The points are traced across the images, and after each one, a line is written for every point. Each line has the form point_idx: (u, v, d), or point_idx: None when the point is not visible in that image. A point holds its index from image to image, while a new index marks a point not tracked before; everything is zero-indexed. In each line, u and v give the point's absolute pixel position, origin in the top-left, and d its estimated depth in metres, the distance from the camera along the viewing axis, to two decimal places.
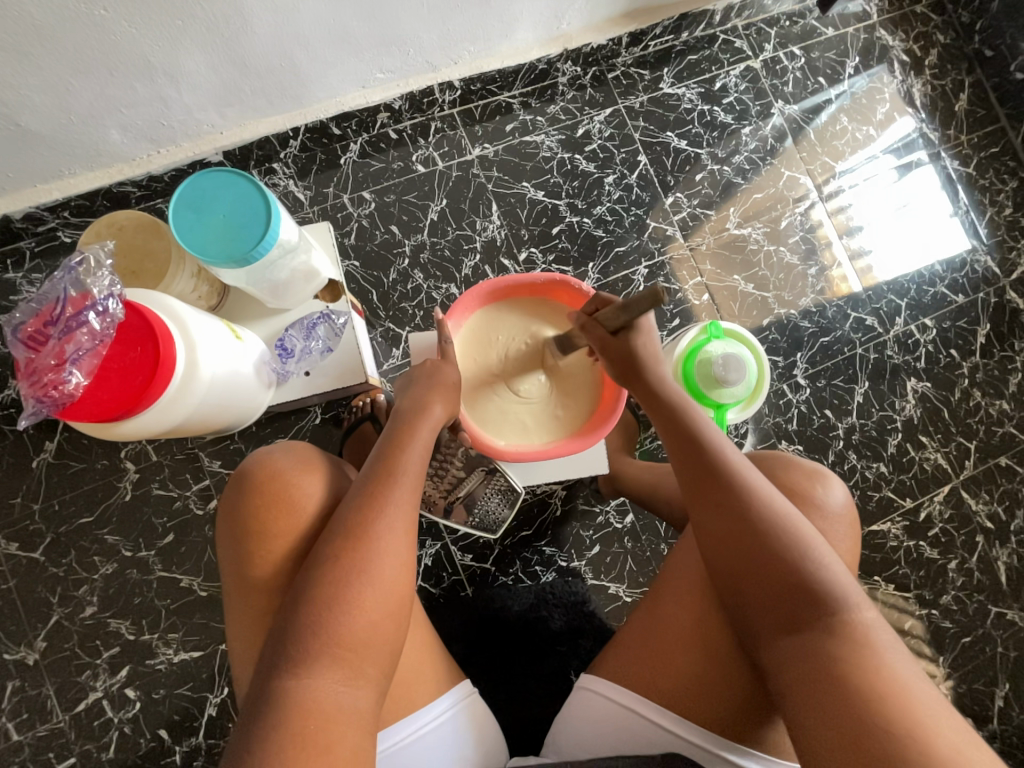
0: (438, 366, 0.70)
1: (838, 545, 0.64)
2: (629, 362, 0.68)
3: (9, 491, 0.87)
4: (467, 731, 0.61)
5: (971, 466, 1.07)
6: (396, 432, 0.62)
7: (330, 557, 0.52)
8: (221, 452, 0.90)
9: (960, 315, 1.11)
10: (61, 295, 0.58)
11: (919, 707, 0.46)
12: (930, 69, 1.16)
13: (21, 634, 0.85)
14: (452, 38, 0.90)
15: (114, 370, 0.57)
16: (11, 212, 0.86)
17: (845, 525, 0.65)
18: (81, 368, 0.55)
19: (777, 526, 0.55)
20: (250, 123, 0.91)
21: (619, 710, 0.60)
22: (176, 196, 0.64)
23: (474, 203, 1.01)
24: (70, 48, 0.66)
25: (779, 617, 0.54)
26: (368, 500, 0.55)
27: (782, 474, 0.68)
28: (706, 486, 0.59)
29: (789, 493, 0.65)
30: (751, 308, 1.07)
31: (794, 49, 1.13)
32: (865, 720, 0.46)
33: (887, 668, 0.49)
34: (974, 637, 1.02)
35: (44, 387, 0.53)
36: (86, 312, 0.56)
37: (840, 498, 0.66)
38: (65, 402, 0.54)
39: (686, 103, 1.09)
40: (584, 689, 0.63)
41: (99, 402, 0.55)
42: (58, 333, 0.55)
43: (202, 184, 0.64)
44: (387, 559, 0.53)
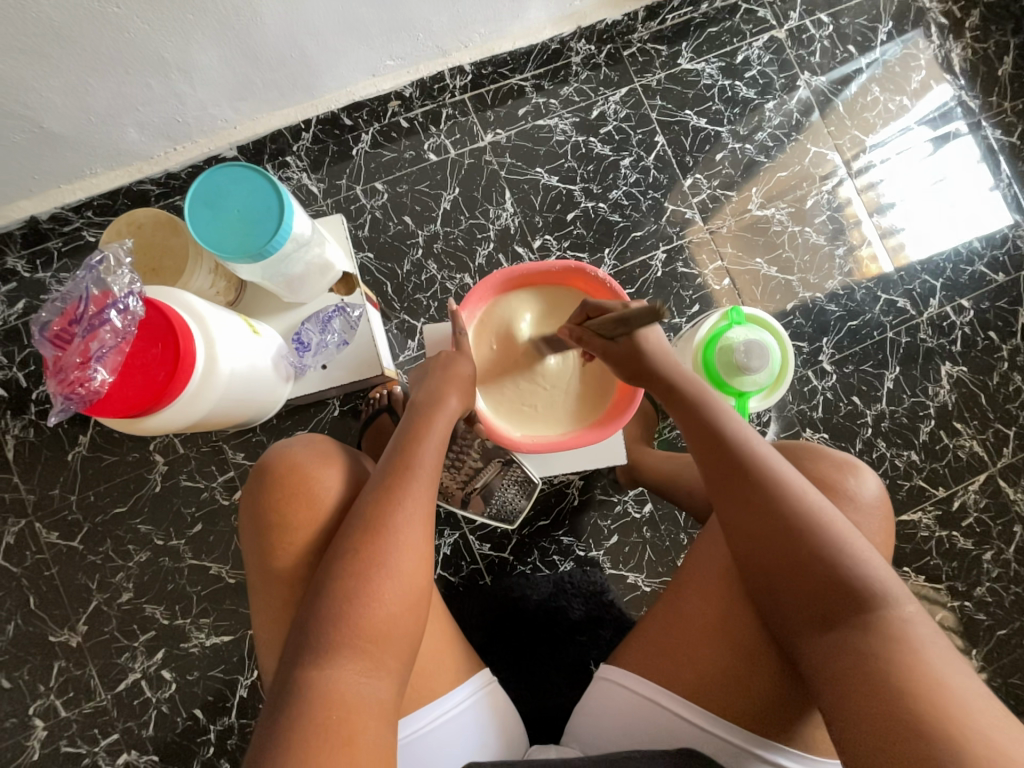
0: (453, 358, 0.70)
1: (871, 538, 0.62)
2: (636, 362, 0.66)
3: (48, 483, 0.91)
4: (486, 721, 0.62)
5: (1010, 454, 1.03)
6: (412, 426, 0.62)
7: (350, 551, 0.53)
8: (244, 445, 0.92)
9: (1000, 295, 1.05)
10: (83, 294, 0.59)
11: (960, 706, 0.45)
12: (971, 31, 1.09)
13: (64, 618, 0.89)
14: (461, 20, 0.88)
15: (137, 367, 0.58)
16: (38, 213, 0.89)
17: (879, 517, 0.63)
18: (105, 366, 0.56)
19: (805, 520, 0.54)
20: (262, 116, 0.91)
21: (639, 701, 0.60)
22: (191, 193, 0.64)
23: (487, 191, 0.99)
24: (86, 49, 0.67)
25: (805, 611, 0.53)
26: (386, 494, 0.56)
27: (811, 465, 0.66)
28: (730, 478, 0.58)
29: (818, 485, 0.63)
30: (774, 292, 1.04)
31: (822, 16, 1.07)
32: (897, 717, 0.45)
33: (924, 666, 0.47)
34: (1010, 630, 0.98)
35: (70, 384, 0.55)
36: (107, 310, 0.57)
37: (873, 489, 0.64)
38: (92, 399, 0.55)
39: (705, 79, 1.04)
40: (603, 680, 0.64)
41: (123, 399, 0.57)
42: (81, 332, 0.57)
43: (215, 180, 0.64)
44: (405, 552, 0.53)
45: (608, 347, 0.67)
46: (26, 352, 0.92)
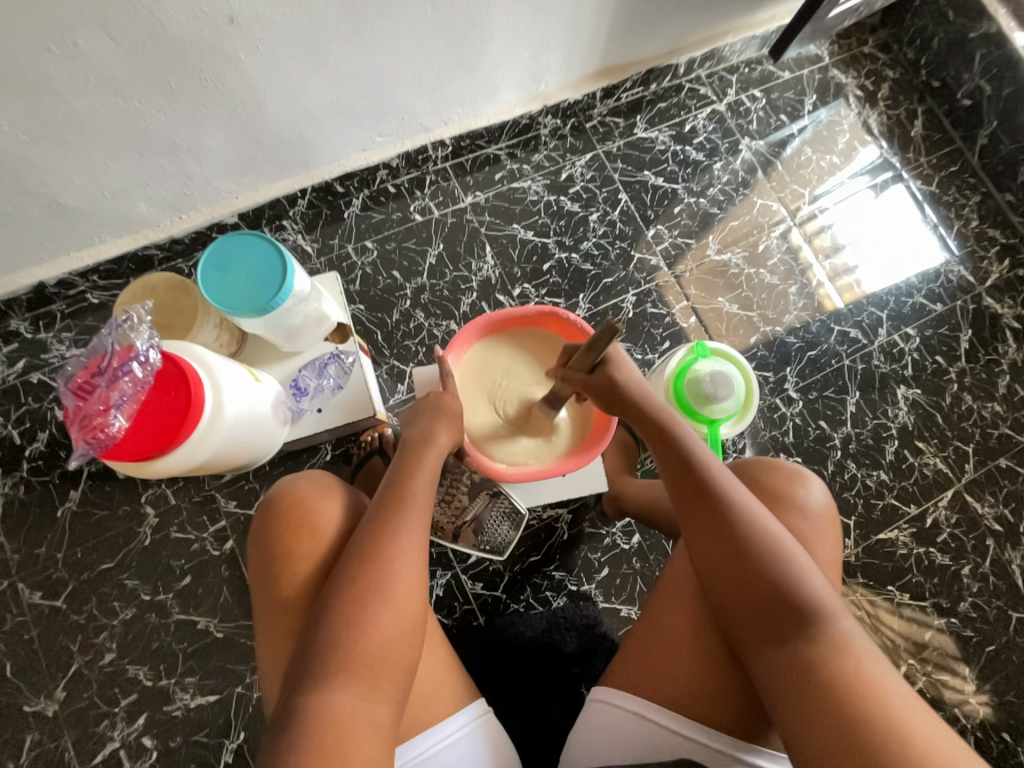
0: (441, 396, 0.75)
1: (822, 543, 0.66)
2: (610, 393, 0.70)
3: (34, 542, 0.90)
4: (483, 747, 0.61)
5: (972, 469, 1.10)
6: (405, 462, 0.66)
7: (344, 581, 0.55)
8: (236, 493, 0.93)
9: (940, 323, 1.16)
10: (106, 348, 0.62)
11: (903, 712, 0.48)
12: (884, 101, 1.26)
13: (41, 685, 0.86)
14: (442, 104, 1.00)
15: (151, 415, 0.61)
16: (45, 279, 0.94)
17: (826, 527, 0.67)
18: (123, 412, 0.59)
19: (768, 536, 0.58)
20: (262, 187, 1.00)
21: (633, 719, 0.60)
22: (203, 259, 0.71)
23: (469, 246, 1.09)
24: (106, 137, 0.75)
25: (771, 624, 0.55)
26: (381, 524, 0.59)
27: (763, 477, 0.70)
28: (698, 499, 0.62)
29: (774, 496, 0.68)
30: (737, 328, 1.13)
31: (755, 92, 1.23)
32: (853, 711, 0.48)
33: (872, 670, 0.51)
34: (999, 646, 1.03)
35: (91, 432, 0.57)
36: (129, 363, 0.61)
37: (819, 496, 0.69)
38: (110, 445, 0.58)
39: (659, 145, 1.18)
40: (595, 703, 0.64)
41: (138, 445, 0.59)
42: (103, 383, 0.60)
43: (225, 247, 0.71)
44: (398, 577, 0.55)
45: (587, 379, 0.70)
46: (23, 409, 0.94)
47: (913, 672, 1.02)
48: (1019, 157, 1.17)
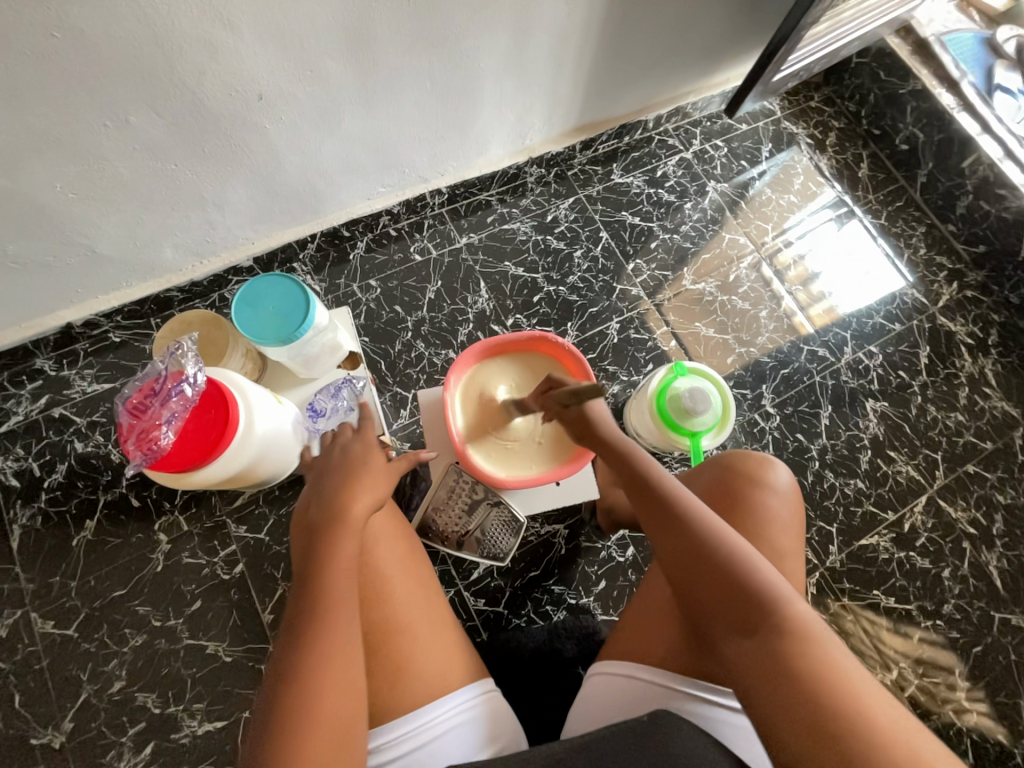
0: (347, 455, 0.71)
1: (788, 520, 0.73)
2: (582, 423, 0.76)
3: (49, 572, 0.93)
4: (484, 724, 0.62)
5: (943, 475, 1.17)
6: (319, 532, 0.61)
7: (279, 670, 0.54)
8: (246, 518, 0.98)
9: (900, 340, 1.26)
10: (159, 371, 0.69)
11: (864, 695, 0.50)
12: (832, 146, 1.42)
13: (49, 716, 0.87)
14: (439, 158, 1.12)
15: (194, 430, 0.67)
16: (73, 320, 1.01)
17: (792, 502, 0.74)
18: (173, 426, 0.64)
19: (718, 539, 0.61)
20: (276, 233, 1.10)
21: (625, 682, 0.65)
22: (236, 298, 0.79)
23: (465, 282, 1.18)
24: (143, 195, 0.85)
25: (736, 619, 0.57)
26: (307, 598, 0.57)
27: (738, 463, 0.77)
28: (654, 508, 0.66)
29: (746, 478, 0.75)
30: (714, 350, 1.22)
31: (717, 141, 1.38)
32: (818, 705, 0.50)
33: (839, 664, 0.52)
34: (985, 647, 1.07)
35: (143, 445, 0.63)
36: (179, 383, 0.67)
37: (786, 479, 0.75)
38: (158, 457, 0.63)
39: (635, 189, 1.31)
40: (594, 677, 0.69)
41: (182, 457, 0.65)
42: (155, 401, 0.66)
43: (256, 287, 0.79)
44: (334, 599, 0.57)
45: (562, 413, 0.76)
46: (44, 442, 0.99)
47: (906, 676, 1.05)
48: (955, 193, 1.31)
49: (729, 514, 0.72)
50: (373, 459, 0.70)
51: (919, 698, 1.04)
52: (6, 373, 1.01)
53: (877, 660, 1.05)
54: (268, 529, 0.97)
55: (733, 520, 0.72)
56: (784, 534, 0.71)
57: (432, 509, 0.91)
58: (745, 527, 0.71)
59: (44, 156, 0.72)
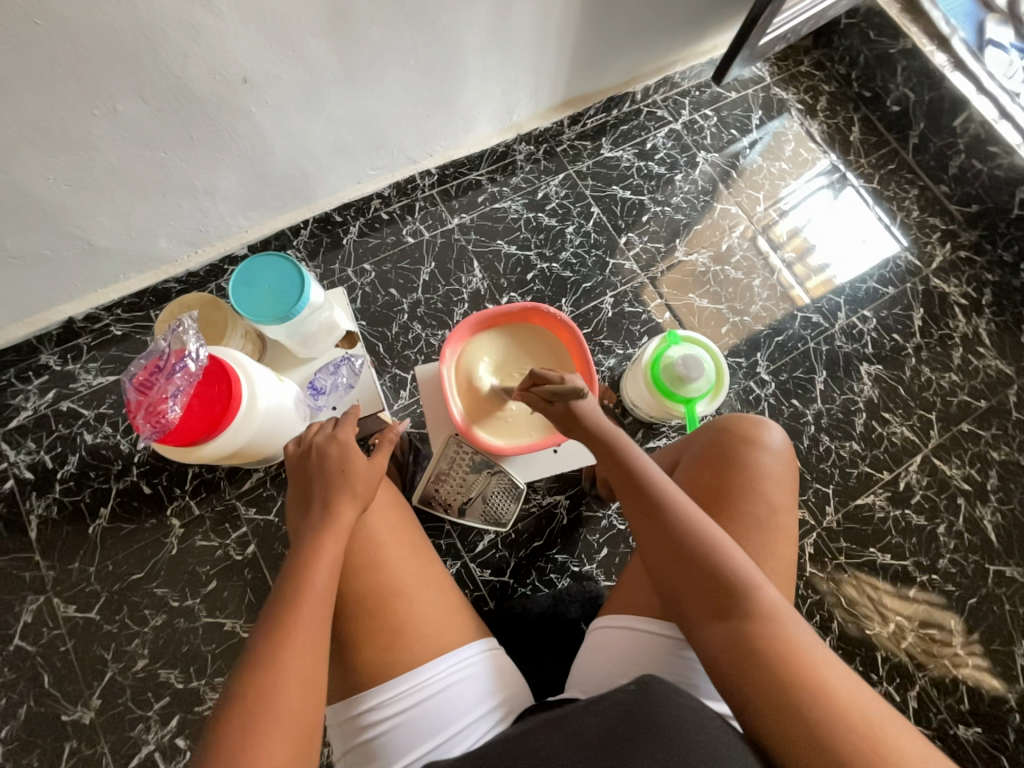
0: (322, 454, 0.67)
1: (781, 480, 0.72)
2: (581, 407, 0.73)
3: (68, 558, 0.96)
4: (487, 684, 0.64)
5: (937, 434, 1.19)
6: (303, 536, 0.61)
7: (247, 668, 0.52)
8: (255, 500, 1.00)
9: (894, 304, 1.27)
10: (163, 347, 0.70)
11: (826, 675, 0.50)
12: (823, 111, 1.41)
13: (78, 694, 0.90)
14: (426, 137, 1.11)
15: (200, 405, 0.69)
16: (74, 314, 1.03)
17: (785, 458, 0.74)
18: (178, 401, 0.66)
19: (692, 525, 0.60)
20: (268, 221, 1.10)
21: (622, 634, 0.67)
22: (232, 278, 0.81)
23: (458, 262, 1.19)
24: (135, 184, 0.85)
25: (704, 602, 0.56)
26: (283, 598, 0.56)
27: (734, 426, 0.76)
28: (635, 488, 0.65)
29: (740, 441, 0.74)
30: (709, 320, 1.23)
31: (707, 110, 1.37)
32: (780, 687, 0.50)
33: (803, 646, 0.52)
34: (980, 597, 1.10)
35: (150, 418, 0.65)
36: (183, 360, 0.68)
37: (780, 439, 0.75)
38: (164, 431, 0.65)
39: (624, 162, 1.31)
40: (595, 632, 0.70)
41: (188, 431, 0.67)
42: (161, 376, 0.67)
43: (252, 267, 0.81)
44: (317, 586, 0.57)
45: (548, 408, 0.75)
46: (54, 435, 1.02)
47: (903, 629, 1.08)
48: (948, 152, 1.31)
49: (724, 476, 0.71)
50: (352, 458, 0.66)
51: (916, 649, 1.07)
52: (12, 370, 1.03)
53: (874, 615, 1.08)
54: (277, 510, 1.00)
55: (729, 476, 0.71)
56: (778, 489, 0.71)
57: (435, 480, 0.94)
58: (739, 482, 0.70)
59: (35, 147, 0.73)
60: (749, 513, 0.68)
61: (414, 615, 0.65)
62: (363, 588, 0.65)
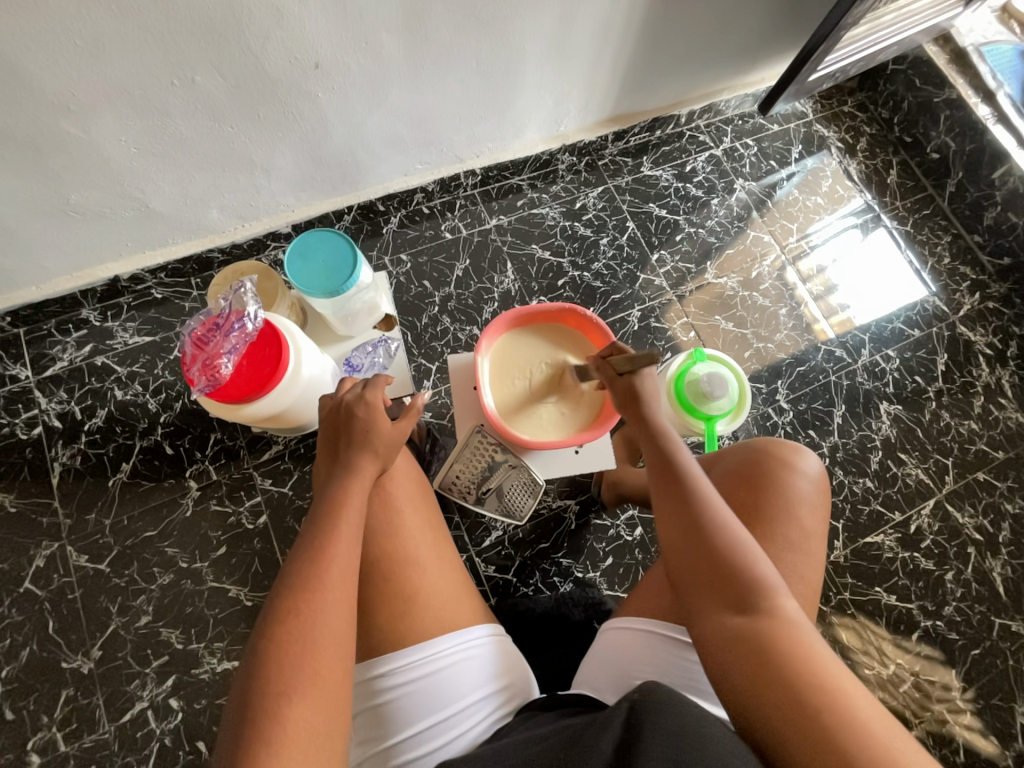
0: (351, 412, 0.67)
1: (814, 507, 0.72)
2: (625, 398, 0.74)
3: (85, 509, 0.98)
4: (492, 665, 0.65)
5: (952, 480, 1.18)
6: (330, 493, 0.62)
7: (273, 613, 0.53)
8: (272, 472, 1.02)
9: (918, 346, 1.28)
10: (225, 304, 0.73)
11: (840, 689, 0.49)
12: (863, 152, 1.43)
13: (80, 643, 0.92)
14: (476, 138, 1.14)
15: (251, 363, 0.73)
16: (120, 273, 1.06)
17: (819, 486, 0.74)
18: (233, 359, 0.69)
19: (720, 525, 0.60)
20: (315, 203, 1.13)
21: (631, 636, 0.67)
22: (289, 248, 0.87)
23: (492, 262, 1.21)
24: (198, 154, 0.89)
25: (726, 602, 0.57)
26: (312, 549, 0.57)
27: (773, 449, 0.76)
28: (665, 484, 0.65)
29: (772, 459, 0.74)
30: (732, 343, 1.24)
31: (748, 140, 1.39)
32: (791, 688, 0.50)
33: (820, 658, 0.52)
34: (983, 650, 1.08)
35: (206, 370, 0.68)
36: (242, 320, 0.71)
37: (815, 467, 0.75)
38: (216, 384, 0.69)
39: (663, 182, 1.33)
40: (606, 632, 0.71)
41: (237, 387, 0.71)
42: (221, 332, 0.70)
43: (308, 240, 0.87)
44: (341, 541, 0.58)
45: (613, 379, 0.77)
46: (86, 387, 1.05)
47: (902, 673, 1.06)
48: (983, 203, 1.32)
49: (756, 493, 0.72)
50: (379, 422, 0.67)
51: (913, 695, 1.05)
52: (54, 321, 1.06)
53: (874, 656, 1.07)
54: (291, 484, 1.02)
55: (761, 495, 0.71)
56: (809, 514, 0.71)
57: (455, 466, 0.97)
58: (772, 503, 0.71)
59: (112, 108, 0.77)
60: (781, 536, 0.69)
61: (428, 589, 0.66)
62: (381, 556, 0.67)
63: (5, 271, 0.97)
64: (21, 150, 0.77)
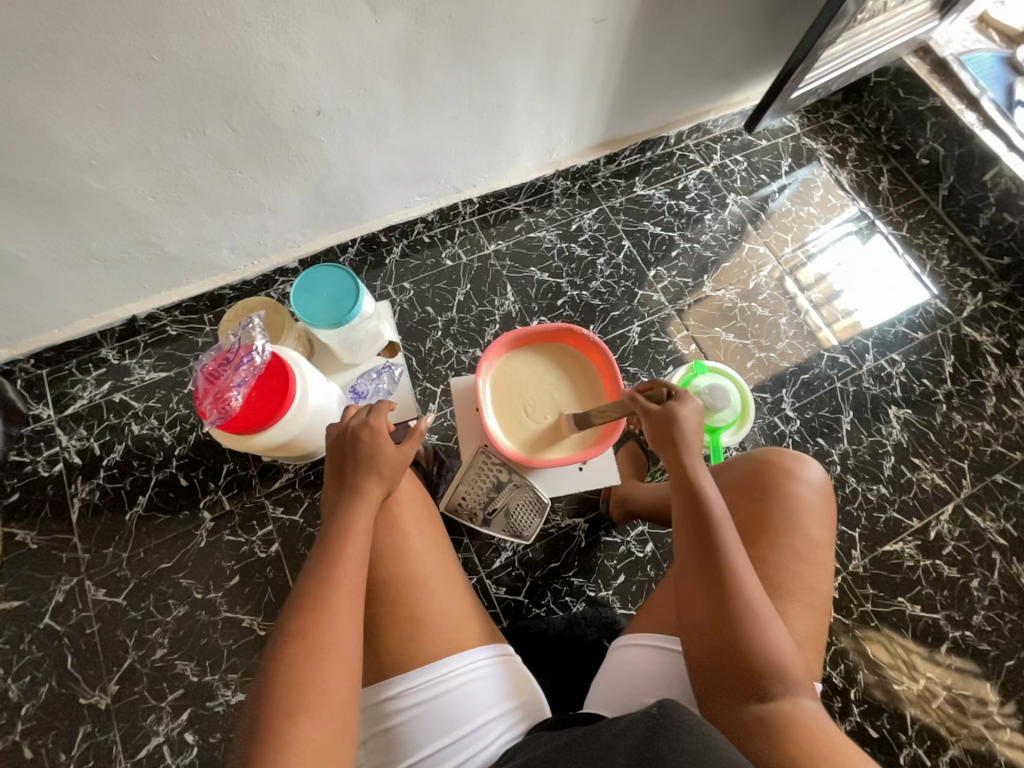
0: (356, 438, 0.69)
1: (818, 516, 0.71)
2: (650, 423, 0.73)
3: (103, 543, 1.00)
4: (503, 684, 0.65)
5: (969, 484, 1.16)
6: (338, 516, 0.63)
7: (283, 636, 0.54)
8: (283, 500, 1.03)
9: (923, 349, 1.27)
10: (234, 339, 0.76)
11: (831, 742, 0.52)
12: (852, 161, 1.45)
13: (97, 678, 0.92)
14: (471, 169, 1.19)
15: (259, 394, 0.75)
16: (137, 313, 1.11)
17: (823, 494, 0.73)
18: (242, 391, 0.72)
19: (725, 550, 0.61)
20: (320, 238, 1.18)
21: (642, 653, 0.67)
22: (295, 283, 0.91)
23: (492, 286, 1.25)
24: (210, 199, 0.94)
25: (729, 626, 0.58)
26: (321, 572, 0.58)
27: (774, 458, 0.76)
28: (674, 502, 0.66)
29: (775, 470, 0.74)
30: (734, 354, 1.25)
31: (737, 156, 1.42)
32: (787, 737, 0.52)
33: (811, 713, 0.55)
34: (1018, 661, 1.04)
35: (216, 403, 0.71)
36: (250, 354, 0.74)
37: (818, 475, 0.74)
38: (227, 416, 0.71)
39: (656, 200, 1.36)
40: (617, 650, 0.70)
41: (246, 418, 0.73)
42: (229, 366, 0.73)
43: (315, 275, 0.91)
44: (347, 563, 0.59)
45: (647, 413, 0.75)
46: (105, 423, 1.08)
47: (934, 688, 1.02)
48: (978, 205, 1.33)
49: (759, 505, 0.71)
50: (384, 446, 0.68)
51: (948, 711, 1.01)
52: (75, 361, 1.11)
53: (903, 670, 1.03)
54: (302, 511, 1.03)
55: (764, 506, 0.71)
56: (814, 523, 0.71)
57: (462, 488, 0.98)
58: (777, 515, 0.70)
59: (131, 162, 0.82)
60: (786, 546, 0.68)
61: (434, 611, 0.66)
62: (388, 580, 0.67)
63: (30, 316, 1.02)
64: (47, 203, 0.82)
